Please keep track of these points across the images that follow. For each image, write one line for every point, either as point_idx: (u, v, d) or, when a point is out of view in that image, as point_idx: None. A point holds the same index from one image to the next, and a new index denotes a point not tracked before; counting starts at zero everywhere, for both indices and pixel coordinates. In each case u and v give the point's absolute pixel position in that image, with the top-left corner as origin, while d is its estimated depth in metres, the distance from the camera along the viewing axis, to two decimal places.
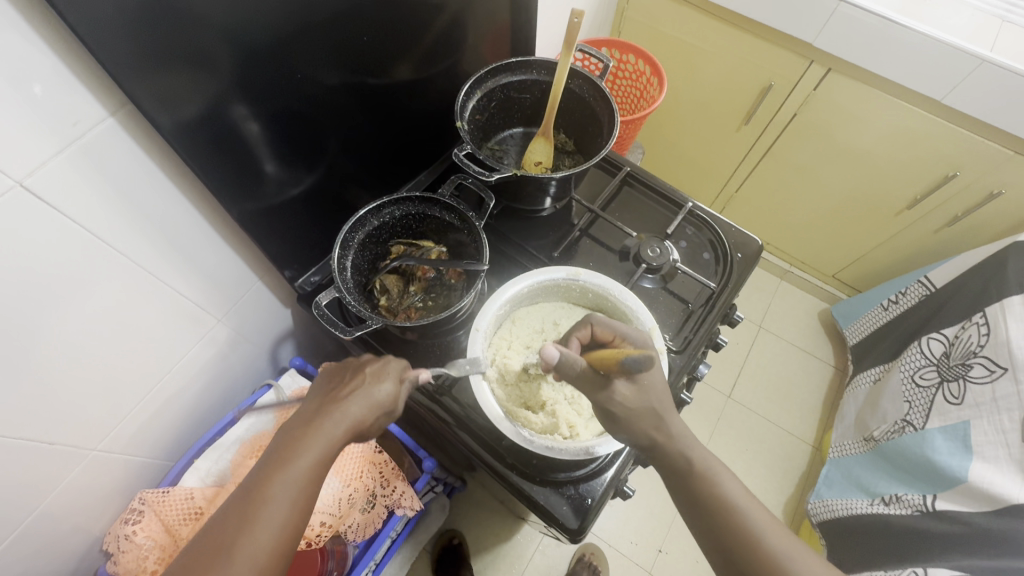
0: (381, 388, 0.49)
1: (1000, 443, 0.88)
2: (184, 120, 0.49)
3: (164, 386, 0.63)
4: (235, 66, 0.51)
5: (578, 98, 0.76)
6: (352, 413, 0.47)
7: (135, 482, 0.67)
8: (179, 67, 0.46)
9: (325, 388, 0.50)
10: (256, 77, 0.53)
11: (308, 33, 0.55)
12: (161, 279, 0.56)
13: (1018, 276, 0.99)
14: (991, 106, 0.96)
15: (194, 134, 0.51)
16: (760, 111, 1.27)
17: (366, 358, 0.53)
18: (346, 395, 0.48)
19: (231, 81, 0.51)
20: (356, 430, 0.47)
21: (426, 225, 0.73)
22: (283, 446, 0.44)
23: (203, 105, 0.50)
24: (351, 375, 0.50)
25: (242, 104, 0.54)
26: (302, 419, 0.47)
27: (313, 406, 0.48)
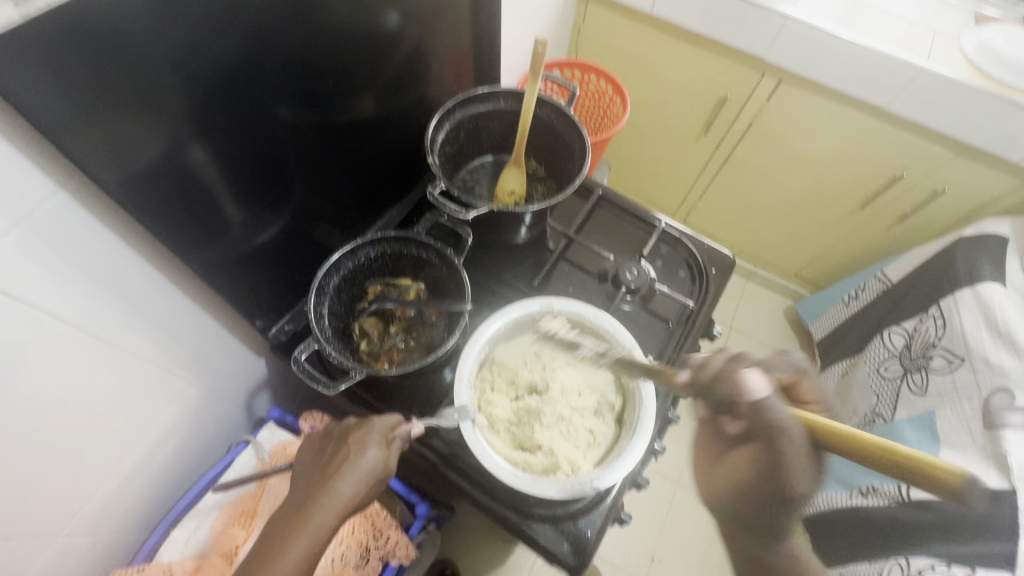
0: (367, 458, 0.50)
1: (963, 430, 0.92)
2: (139, 167, 0.46)
3: (131, 454, 0.59)
4: (194, 107, 0.48)
5: (547, 125, 0.76)
6: (340, 492, 0.48)
7: (104, 562, 0.62)
8: (127, 114, 0.43)
9: (314, 464, 0.51)
10: (213, 120, 0.51)
11: (264, 70, 0.53)
12: (120, 345, 0.53)
13: (966, 269, 1.05)
14: (931, 111, 1.02)
15: (151, 181, 0.48)
16: (717, 122, 1.31)
17: (352, 423, 0.53)
18: (333, 474, 0.49)
19: (187, 125, 0.48)
20: (346, 509, 0.48)
21: (403, 263, 0.71)
22: (274, 535, 0.46)
23: (160, 150, 0.47)
24: (337, 447, 0.51)
25: (201, 148, 0.51)
26: (293, 505, 0.48)
27: (303, 486, 0.50)
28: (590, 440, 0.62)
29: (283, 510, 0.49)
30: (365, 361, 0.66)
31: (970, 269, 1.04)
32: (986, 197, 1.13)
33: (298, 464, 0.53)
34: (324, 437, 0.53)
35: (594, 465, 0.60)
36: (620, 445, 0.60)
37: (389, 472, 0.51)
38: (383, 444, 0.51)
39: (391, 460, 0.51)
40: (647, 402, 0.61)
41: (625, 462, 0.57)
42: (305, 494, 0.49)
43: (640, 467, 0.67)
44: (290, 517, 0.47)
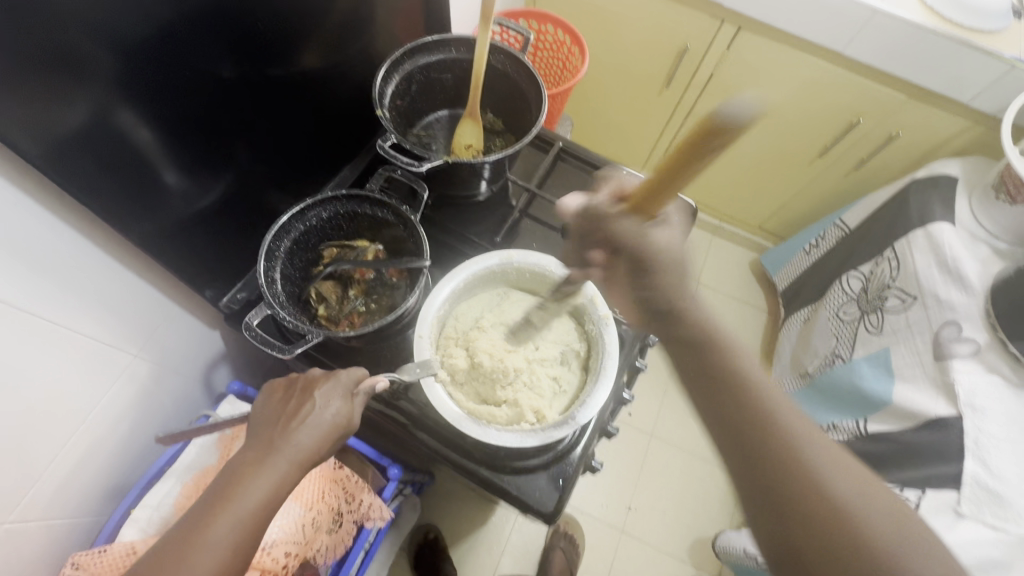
0: (330, 411, 0.49)
1: (915, 363, 0.96)
2: (61, 131, 0.42)
3: (82, 437, 0.56)
4: (119, 66, 0.44)
5: (502, 74, 0.73)
6: (303, 444, 0.46)
7: (62, 548, 0.59)
8: (44, 72, 0.39)
9: (271, 414, 0.49)
10: (145, 81, 0.47)
11: (198, 22, 0.49)
12: (53, 321, 0.49)
13: (919, 210, 1.08)
14: (886, 54, 1.03)
15: (75, 149, 0.44)
16: (679, 74, 1.29)
17: (315, 376, 0.51)
18: (294, 425, 0.47)
19: (116, 85, 0.45)
20: (307, 461, 0.46)
21: (357, 224, 0.68)
22: (226, 484, 0.45)
23: (83, 113, 0.43)
24: (299, 398, 0.49)
25: (132, 111, 0.47)
26: (246, 455, 0.46)
27: (260, 433, 0.48)
28: (556, 387, 0.62)
29: (236, 460, 0.47)
30: (324, 326, 0.64)
31: (923, 210, 1.07)
32: (937, 140, 1.16)
33: (252, 413, 0.51)
34: (285, 386, 0.51)
35: (560, 413, 0.60)
36: (588, 389, 0.60)
37: (353, 426, 0.50)
38: (347, 399, 0.50)
39: (356, 415, 0.50)
40: (610, 347, 0.61)
41: (591, 404, 0.57)
42: (262, 444, 0.47)
43: (609, 414, 0.68)
44: (245, 466, 0.45)
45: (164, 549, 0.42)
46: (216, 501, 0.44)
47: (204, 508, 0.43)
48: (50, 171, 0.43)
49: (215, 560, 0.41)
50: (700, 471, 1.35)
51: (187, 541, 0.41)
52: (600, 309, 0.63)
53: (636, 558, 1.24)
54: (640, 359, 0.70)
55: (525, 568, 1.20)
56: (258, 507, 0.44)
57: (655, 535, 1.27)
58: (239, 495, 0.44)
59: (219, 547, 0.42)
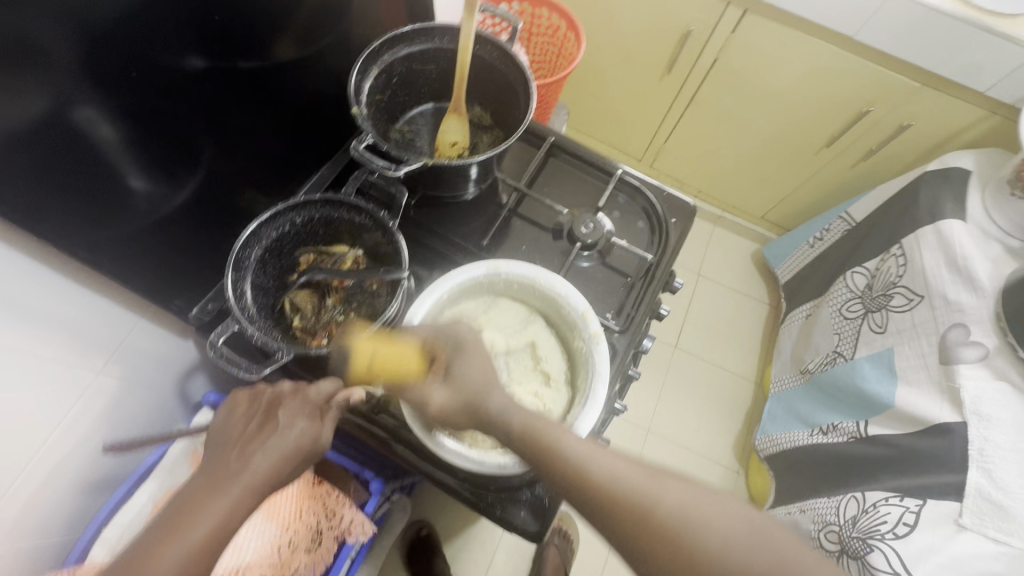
0: (297, 431, 0.46)
1: (919, 366, 0.93)
2: (20, 129, 0.39)
3: (47, 456, 0.54)
4: (78, 57, 0.42)
5: (489, 66, 0.69)
6: (264, 465, 0.43)
7: (33, 568, 0.58)
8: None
9: (232, 431, 0.45)
10: (105, 73, 0.44)
11: (160, 9, 0.46)
12: (4, 342, 0.46)
13: (929, 206, 1.03)
14: (900, 40, 0.97)
15: (32, 148, 0.41)
16: (681, 59, 1.23)
17: (282, 392, 0.48)
18: (258, 446, 0.44)
19: (74, 78, 0.42)
20: (268, 485, 0.43)
21: (334, 228, 0.64)
22: (175, 511, 0.40)
23: (37, 110, 0.40)
24: (262, 416, 0.46)
25: (91, 106, 0.44)
26: (199, 478, 0.42)
27: (218, 453, 0.44)
28: (544, 407, 0.60)
29: (187, 483, 0.42)
30: (299, 339, 0.61)
31: (933, 205, 1.03)
32: (951, 130, 1.10)
33: (209, 430, 0.47)
34: (248, 401, 0.48)
35: None
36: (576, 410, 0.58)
37: (319, 449, 0.48)
38: (314, 418, 0.48)
39: (323, 436, 0.48)
40: (601, 366, 0.58)
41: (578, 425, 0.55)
42: (218, 466, 0.43)
43: (601, 427, 0.64)
44: (202, 488, 0.41)
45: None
46: (166, 528, 0.39)
47: (150, 535, 0.38)
48: (2, 181, 0.40)
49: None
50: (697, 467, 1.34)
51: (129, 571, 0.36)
52: (590, 326, 0.59)
53: None
54: (632, 369, 0.69)
55: (518, 564, 1.20)
56: (216, 531, 0.40)
57: None
58: (195, 519, 0.39)
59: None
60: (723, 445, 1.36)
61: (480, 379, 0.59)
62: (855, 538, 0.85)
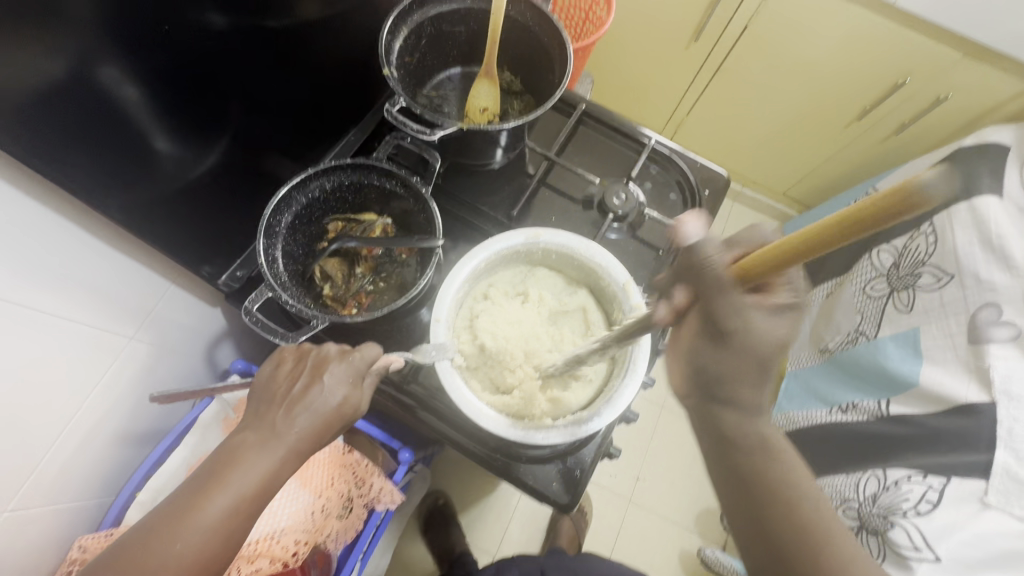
0: (339, 396, 0.45)
1: (946, 345, 0.92)
2: (39, 85, 0.38)
3: (81, 421, 0.54)
4: (94, 11, 0.40)
5: (522, 27, 0.66)
6: (304, 430, 0.43)
7: (70, 530, 0.58)
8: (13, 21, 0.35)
9: (276, 388, 0.45)
10: (124, 26, 0.42)
11: None
12: (39, 307, 0.45)
13: (964, 182, 1.01)
14: (944, 6, 0.92)
15: (52, 106, 0.39)
16: (709, 27, 1.18)
17: (328, 353, 0.47)
18: (300, 407, 0.43)
19: (92, 32, 0.40)
20: (307, 448, 0.43)
21: (363, 195, 0.63)
22: (219, 464, 0.41)
23: (58, 66, 0.39)
24: (307, 376, 0.45)
25: (113, 64, 0.43)
26: (244, 433, 0.42)
27: (262, 409, 0.44)
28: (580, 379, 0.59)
29: (231, 437, 0.43)
30: (330, 307, 0.60)
31: (969, 182, 1.00)
32: (990, 102, 1.06)
33: (254, 381, 0.47)
34: (294, 359, 0.47)
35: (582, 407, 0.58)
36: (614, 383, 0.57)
37: (358, 414, 0.47)
38: (355, 384, 0.47)
39: (363, 402, 0.47)
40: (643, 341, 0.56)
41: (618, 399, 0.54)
42: (262, 423, 0.43)
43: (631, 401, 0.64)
44: (243, 445, 0.42)
45: (148, 526, 0.38)
46: (208, 479, 0.40)
47: (194, 485, 0.40)
48: (26, 140, 0.38)
49: (201, 544, 0.37)
50: None
51: (172, 521, 0.38)
52: (631, 299, 0.58)
53: (643, 526, 1.26)
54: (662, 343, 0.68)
55: (534, 534, 1.22)
56: (255, 489, 0.40)
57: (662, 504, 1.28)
58: (236, 477, 0.40)
59: (207, 530, 0.38)
60: None
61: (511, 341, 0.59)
62: (875, 515, 0.86)
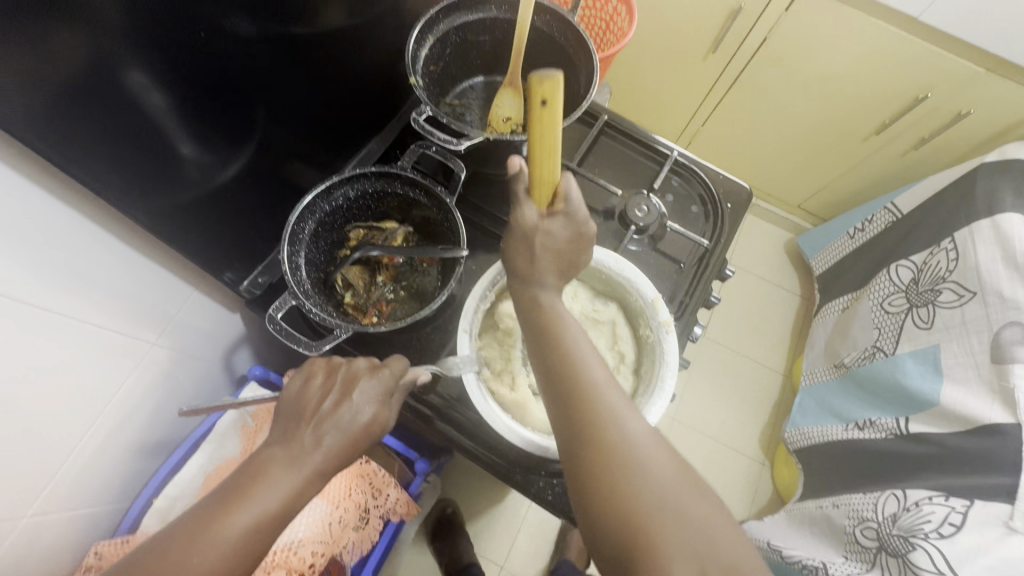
0: (368, 415, 0.44)
1: (969, 364, 0.91)
2: (66, 91, 0.38)
3: (98, 426, 0.53)
4: (122, 17, 0.39)
5: (547, 38, 0.66)
6: (332, 448, 0.42)
7: (86, 535, 0.58)
8: (40, 29, 0.34)
9: (305, 402, 0.44)
10: (153, 33, 0.42)
11: None
12: (63, 312, 0.45)
13: (986, 198, 1.00)
14: (968, 20, 0.92)
15: (78, 112, 0.39)
16: (727, 38, 1.18)
17: (358, 368, 0.46)
18: (329, 424, 0.43)
19: (120, 39, 0.39)
20: (333, 467, 0.42)
21: (386, 204, 0.63)
22: (245, 480, 0.40)
23: (86, 73, 0.38)
24: (337, 392, 0.45)
25: (140, 70, 0.42)
26: (272, 449, 0.42)
27: (290, 423, 0.43)
28: None
29: (258, 450, 0.42)
30: (351, 316, 0.59)
31: (991, 198, 0.99)
32: (1014, 118, 1.05)
33: (282, 392, 0.46)
34: (324, 373, 0.46)
35: None
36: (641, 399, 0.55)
37: (383, 433, 0.46)
38: (384, 402, 0.46)
39: (389, 421, 0.46)
40: (670, 356, 0.56)
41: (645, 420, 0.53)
42: (290, 438, 0.42)
43: None
44: (269, 461, 0.41)
45: (168, 538, 0.37)
46: (232, 495, 0.40)
47: (218, 500, 0.39)
48: (47, 142, 0.38)
49: (221, 563, 0.37)
50: (723, 458, 1.32)
51: (194, 536, 0.37)
52: (660, 313, 0.58)
53: None
54: (684, 358, 0.67)
55: (541, 546, 1.20)
56: (280, 506, 0.40)
57: None
58: (260, 494, 0.39)
59: (229, 548, 0.37)
60: (749, 436, 1.35)
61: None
62: (895, 536, 0.83)
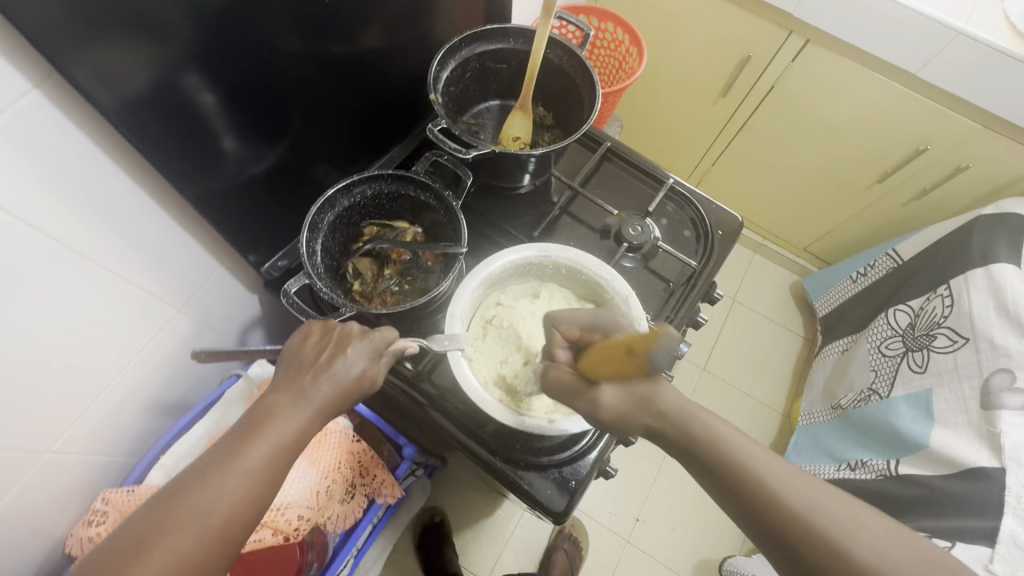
0: (360, 368, 0.49)
1: (959, 410, 0.92)
2: (136, 88, 0.44)
3: (120, 380, 0.59)
4: (193, 29, 0.46)
5: (558, 69, 0.73)
6: (331, 393, 0.47)
7: (96, 483, 0.63)
8: (119, 36, 0.41)
9: (305, 358, 0.49)
10: (213, 45, 0.48)
11: None
12: (108, 267, 0.52)
13: (982, 249, 1.02)
14: (963, 80, 0.97)
15: (142, 106, 0.46)
16: (737, 84, 1.25)
17: (350, 330, 0.51)
18: (327, 374, 0.47)
19: (185, 47, 0.46)
20: (333, 410, 0.47)
21: (399, 205, 0.69)
22: (256, 418, 0.44)
23: (153, 74, 0.45)
24: (331, 348, 0.49)
25: (197, 74, 0.49)
26: (276, 393, 0.46)
27: (291, 374, 0.47)
28: None
29: (265, 396, 0.46)
30: (357, 301, 0.65)
31: (986, 249, 1.01)
32: (1012, 175, 1.08)
33: (282, 350, 0.50)
34: (319, 332, 0.51)
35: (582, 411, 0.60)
36: None
37: (372, 387, 0.51)
38: (373, 360, 0.51)
39: (378, 375, 0.51)
40: None
41: None
42: (293, 386, 0.47)
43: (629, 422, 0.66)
44: (276, 404, 0.45)
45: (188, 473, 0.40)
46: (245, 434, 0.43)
47: (235, 436, 0.43)
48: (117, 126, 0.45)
49: (248, 485, 0.41)
50: None
51: (221, 463, 0.40)
52: (634, 309, 0.61)
53: (639, 570, 1.23)
54: None
55: (525, 564, 1.20)
56: (290, 443, 0.44)
57: (660, 550, 1.25)
58: (270, 432, 0.43)
59: (252, 474, 0.41)
60: None
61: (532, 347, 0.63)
62: None
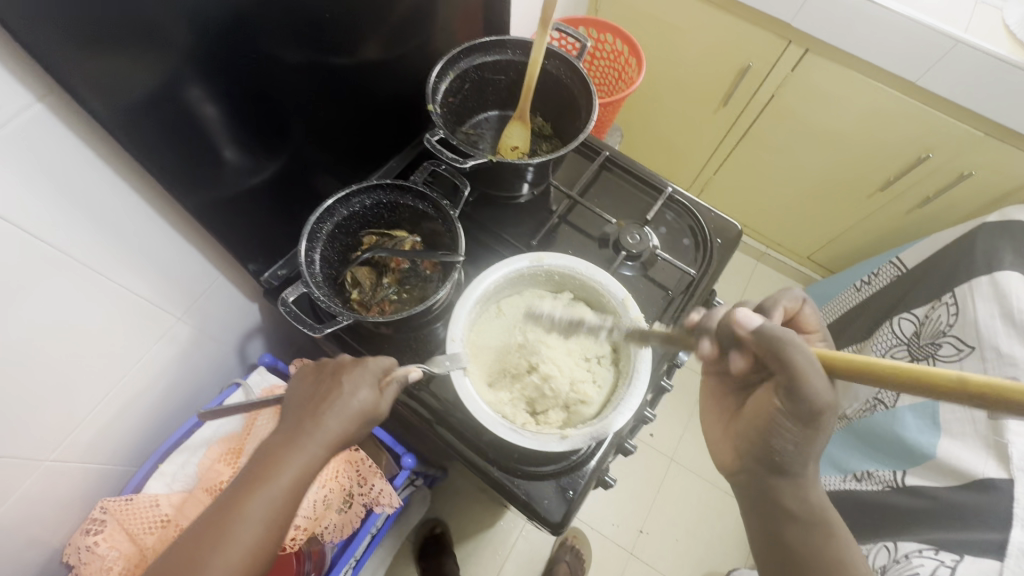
0: (360, 397, 0.49)
1: (966, 418, 0.90)
2: (138, 97, 0.45)
3: (121, 387, 0.60)
4: (195, 43, 0.47)
5: (555, 80, 0.74)
6: (334, 427, 0.47)
7: (94, 491, 0.64)
8: (123, 51, 0.42)
9: (304, 398, 0.50)
10: (214, 55, 0.49)
11: (269, 8, 0.51)
12: (109, 276, 0.53)
13: (986, 257, 1.01)
14: (964, 88, 0.97)
15: (143, 114, 0.46)
16: (738, 93, 1.26)
17: (344, 362, 0.51)
18: (326, 410, 0.48)
19: (186, 59, 0.47)
20: (337, 444, 0.47)
21: (399, 214, 0.70)
22: (261, 464, 0.46)
23: (152, 85, 0.46)
24: (330, 382, 0.50)
25: (198, 86, 0.49)
26: (279, 438, 0.47)
27: (294, 416, 0.48)
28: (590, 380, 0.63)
29: (269, 441, 0.48)
30: (356, 310, 0.65)
31: (990, 257, 1.01)
32: (1014, 184, 1.08)
33: (285, 396, 0.52)
34: (315, 373, 0.52)
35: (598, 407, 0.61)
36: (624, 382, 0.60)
37: (380, 414, 0.50)
38: (375, 386, 0.50)
39: (383, 402, 0.50)
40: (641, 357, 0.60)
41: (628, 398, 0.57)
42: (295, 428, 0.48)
43: (627, 431, 0.66)
44: (277, 448, 0.47)
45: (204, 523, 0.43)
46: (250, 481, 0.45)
47: (242, 483, 0.45)
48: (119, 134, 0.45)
49: (254, 533, 0.43)
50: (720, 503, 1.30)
51: (226, 512, 0.43)
52: (630, 311, 0.62)
53: None
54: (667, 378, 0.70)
55: None
56: (292, 484, 0.45)
57: (665, 562, 1.23)
58: (274, 477, 0.45)
59: (257, 522, 0.43)
60: None
61: (552, 354, 0.63)
62: None
